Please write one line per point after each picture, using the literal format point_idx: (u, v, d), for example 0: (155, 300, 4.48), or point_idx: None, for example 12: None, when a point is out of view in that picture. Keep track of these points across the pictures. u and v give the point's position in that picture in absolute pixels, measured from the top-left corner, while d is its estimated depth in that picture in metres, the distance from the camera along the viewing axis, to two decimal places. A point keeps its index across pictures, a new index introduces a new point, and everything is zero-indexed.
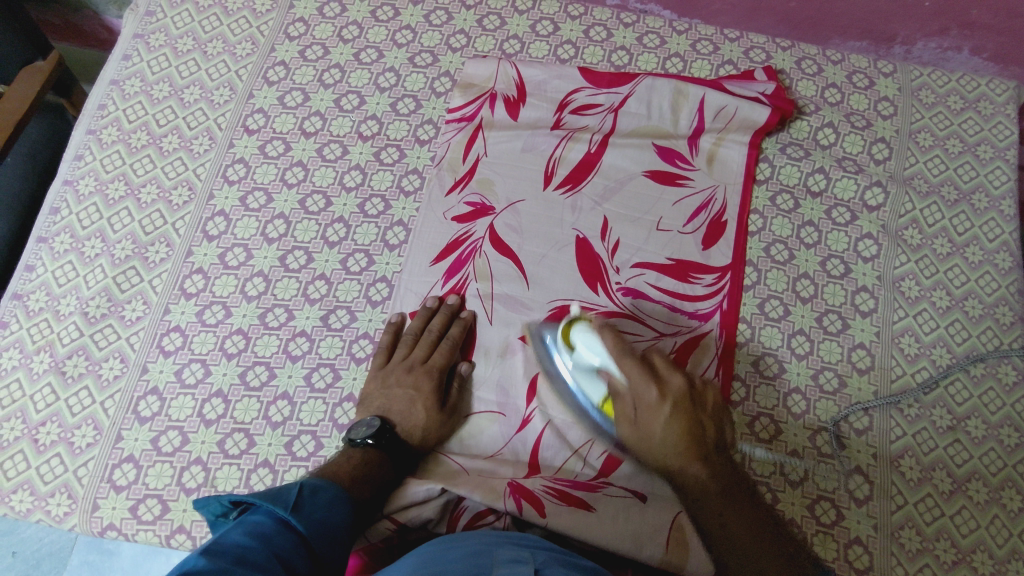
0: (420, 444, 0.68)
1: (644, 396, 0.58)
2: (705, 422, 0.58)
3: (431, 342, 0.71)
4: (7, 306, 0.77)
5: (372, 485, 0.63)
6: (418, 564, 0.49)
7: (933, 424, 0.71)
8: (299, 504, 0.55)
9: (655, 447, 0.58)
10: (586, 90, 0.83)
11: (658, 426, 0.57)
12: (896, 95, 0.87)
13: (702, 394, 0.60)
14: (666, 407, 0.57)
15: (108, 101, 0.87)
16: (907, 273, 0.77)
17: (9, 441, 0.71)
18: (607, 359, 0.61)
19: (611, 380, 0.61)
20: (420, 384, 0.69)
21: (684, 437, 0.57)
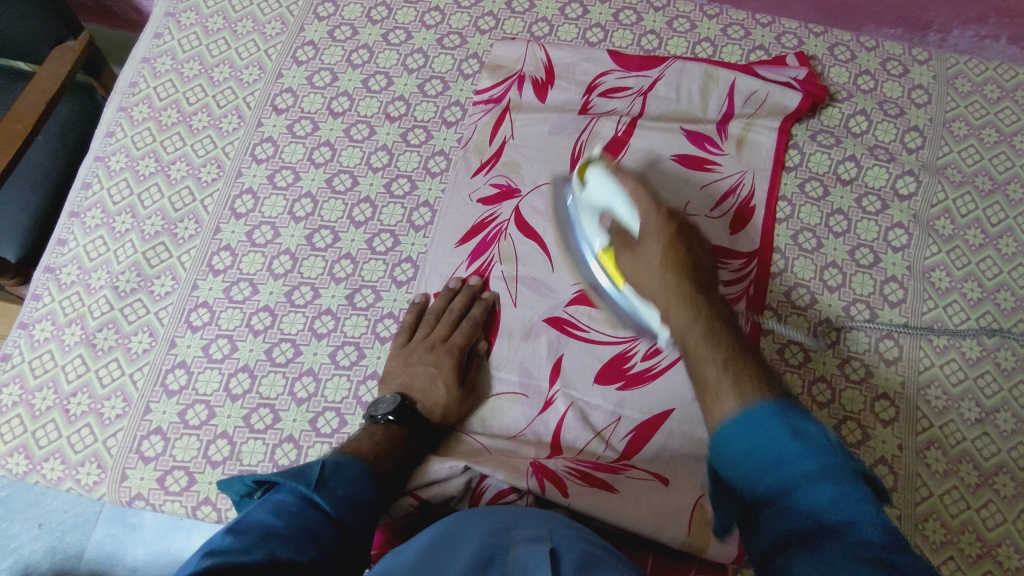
0: (442, 421, 0.68)
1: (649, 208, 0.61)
2: (701, 255, 0.59)
3: (452, 320, 0.71)
4: (40, 278, 0.78)
5: (395, 460, 0.63)
6: (435, 539, 0.50)
7: (961, 417, 0.70)
8: (322, 481, 0.55)
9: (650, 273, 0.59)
10: (615, 73, 0.83)
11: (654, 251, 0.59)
12: (930, 83, 0.85)
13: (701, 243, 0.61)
14: (670, 225, 0.60)
15: (139, 78, 0.88)
16: (937, 264, 0.76)
17: (41, 410, 0.72)
18: (614, 195, 0.64)
19: (615, 218, 0.64)
20: (441, 361, 0.69)
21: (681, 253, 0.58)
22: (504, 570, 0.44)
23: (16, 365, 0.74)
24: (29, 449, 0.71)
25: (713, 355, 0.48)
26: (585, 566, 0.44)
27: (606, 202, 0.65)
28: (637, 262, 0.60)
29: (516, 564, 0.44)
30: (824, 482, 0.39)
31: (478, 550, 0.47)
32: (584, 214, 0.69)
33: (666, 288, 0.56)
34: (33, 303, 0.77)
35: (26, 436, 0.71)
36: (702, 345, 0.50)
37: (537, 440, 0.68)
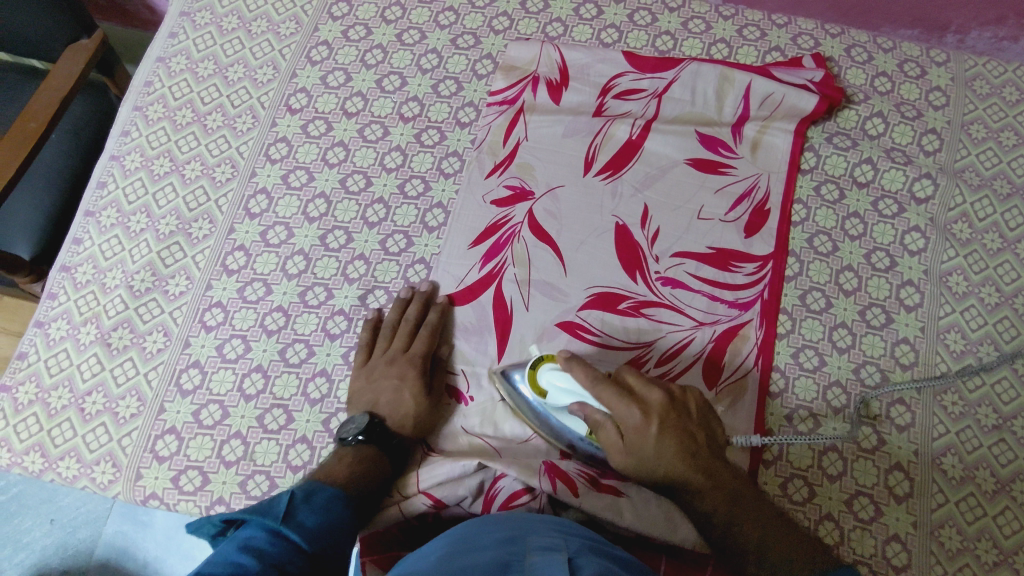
0: (415, 431, 0.68)
1: (628, 421, 0.60)
2: (694, 433, 0.61)
3: (410, 330, 0.71)
4: (55, 278, 0.79)
5: (366, 477, 0.63)
6: (448, 549, 0.50)
7: (978, 423, 0.69)
8: (290, 513, 0.55)
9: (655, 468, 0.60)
10: (630, 75, 0.82)
11: (650, 444, 0.59)
12: (948, 85, 0.84)
13: (682, 399, 0.62)
14: (654, 428, 0.59)
15: (154, 78, 0.88)
16: (955, 268, 0.76)
17: (57, 409, 0.72)
18: (583, 392, 0.61)
19: (590, 412, 0.61)
20: (404, 371, 0.69)
21: (678, 454, 0.59)
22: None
23: (32, 363, 0.75)
24: (45, 447, 0.71)
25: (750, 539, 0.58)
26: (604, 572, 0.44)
27: (576, 397, 0.62)
28: (633, 456, 0.60)
29: (531, 569, 0.44)
30: None
31: (492, 559, 0.47)
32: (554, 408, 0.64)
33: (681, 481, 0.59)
34: (49, 302, 0.77)
35: (42, 434, 0.72)
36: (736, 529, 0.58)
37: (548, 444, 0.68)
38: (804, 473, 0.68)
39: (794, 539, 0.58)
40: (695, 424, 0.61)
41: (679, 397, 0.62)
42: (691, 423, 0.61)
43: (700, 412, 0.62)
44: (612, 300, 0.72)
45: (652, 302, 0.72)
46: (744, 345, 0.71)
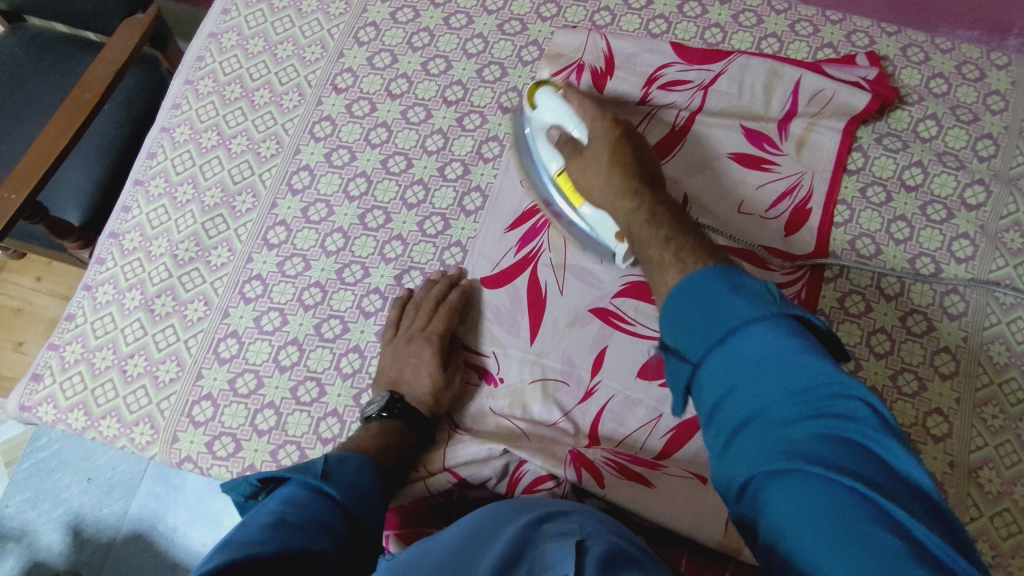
0: (435, 407, 0.68)
1: (597, 128, 0.70)
2: (643, 160, 0.67)
3: (431, 309, 0.71)
4: (104, 243, 0.81)
5: (390, 448, 0.63)
6: (467, 533, 0.51)
7: (1018, 437, 0.67)
8: (328, 473, 0.55)
9: (600, 180, 0.68)
10: (677, 66, 0.81)
11: (602, 157, 0.68)
12: (1009, 89, 0.82)
13: (644, 146, 0.69)
14: (613, 138, 0.69)
15: (206, 53, 0.90)
16: (1004, 278, 0.74)
17: (101, 369, 0.75)
18: (567, 117, 0.72)
19: (569, 138, 0.72)
20: (422, 351, 0.69)
21: (624, 167, 0.66)
22: (533, 565, 0.44)
23: (79, 325, 0.77)
24: (88, 406, 0.74)
25: (639, 230, 0.62)
26: (617, 561, 0.43)
27: (561, 121, 0.72)
28: (583, 166, 0.69)
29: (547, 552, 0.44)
30: (760, 331, 0.46)
31: (510, 544, 0.47)
32: (541, 138, 0.76)
33: (616, 187, 0.66)
34: (97, 267, 0.80)
35: (85, 393, 0.74)
36: (644, 228, 0.61)
37: (575, 431, 0.68)
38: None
39: (707, 250, 0.55)
40: (647, 162, 0.68)
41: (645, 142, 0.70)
42: (643, 157, 0.68)
43: (656, 164, 0.69)
44: (646, 290, 0.72)
45: None
46: None
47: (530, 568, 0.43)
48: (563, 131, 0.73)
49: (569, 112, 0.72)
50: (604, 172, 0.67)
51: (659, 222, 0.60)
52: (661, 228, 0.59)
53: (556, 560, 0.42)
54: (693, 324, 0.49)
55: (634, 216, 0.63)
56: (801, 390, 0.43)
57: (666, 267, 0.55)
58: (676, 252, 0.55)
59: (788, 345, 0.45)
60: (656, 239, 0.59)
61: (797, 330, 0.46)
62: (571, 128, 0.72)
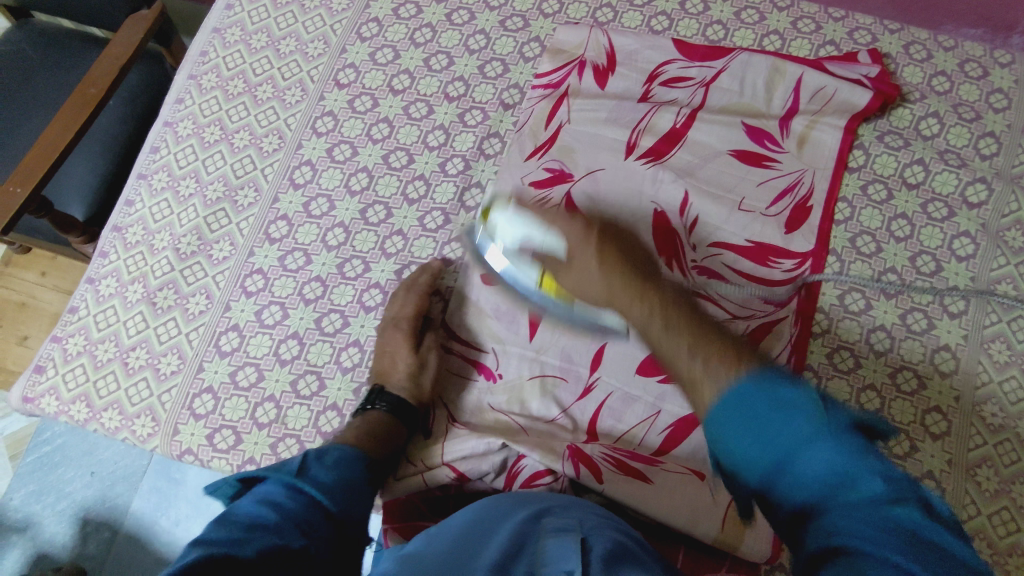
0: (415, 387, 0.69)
1: (572, 232, 0.59)
2: (634, 256, 0.59)
3: (399, 301, 0.73)
4: (107, 237, 0.82)
5: (373, 437, 0.64)
6: (464, 529, 0.51)
7: (1017, 436, 0.67)
8: (306, 469, 0.56)
9: (595, 290, 0.56)
10: (678, 63, 0.82)
11: (589, 265, 0.57)
12: (1011, 87, 0.81)
13: (625, 241, 0.60)
14: (592, 245, 0.58)
15: (209, 48, 0.90)
16: (1005, 276, 0.73)
17: (103, 362, 0.75)
18: (528, 228, 0.62)
19: (539, 250, 0.62)
20: (390, 339, 0.71)
21: (617, 270, 0.55)
22: (534, 559, 0.44)
23: (82, 317, 0.78)
24: (90, 398, 0.74)
25: (665, 340, 0.50)
26: (618, 556, 0.44)
27: (521, 236, 0.63)
28: (574, 279, 0.58)
29: (545, 552, 0.44)
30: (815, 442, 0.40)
31: (505, 540, 0.47)
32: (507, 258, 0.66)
33: (617, 292, 0.55)
34: (100, 260, 0.80)
35: (88, 385, 0.75)
36: (668, 333, 0.50)
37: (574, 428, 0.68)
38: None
39: (735, 345, 0.47)
40: (636, 258, 0.58)
41: (622, 233, 0.62)
42: (630, 255, 0.58)
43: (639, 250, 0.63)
44: None
45: None
46: (777, 343, 0.70)
47: (531, 562, 0.44)
48: (530, 241, 0.62)
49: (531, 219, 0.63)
50: (597, 274, 0.56)
51: (677, 320, 0.50)
52: (681, 331, 0.49)
53: (557, 556, 0.43)
54: (738, 425, 0.43)
55: (648, 320, 0.52)
56: (862, 498, 0.38)
57: (702, 379, 0.46)
58: (704, 360, 0.46)
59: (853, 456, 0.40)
60: (685, 346, 0.48)
61: (849, 432, 0.41)
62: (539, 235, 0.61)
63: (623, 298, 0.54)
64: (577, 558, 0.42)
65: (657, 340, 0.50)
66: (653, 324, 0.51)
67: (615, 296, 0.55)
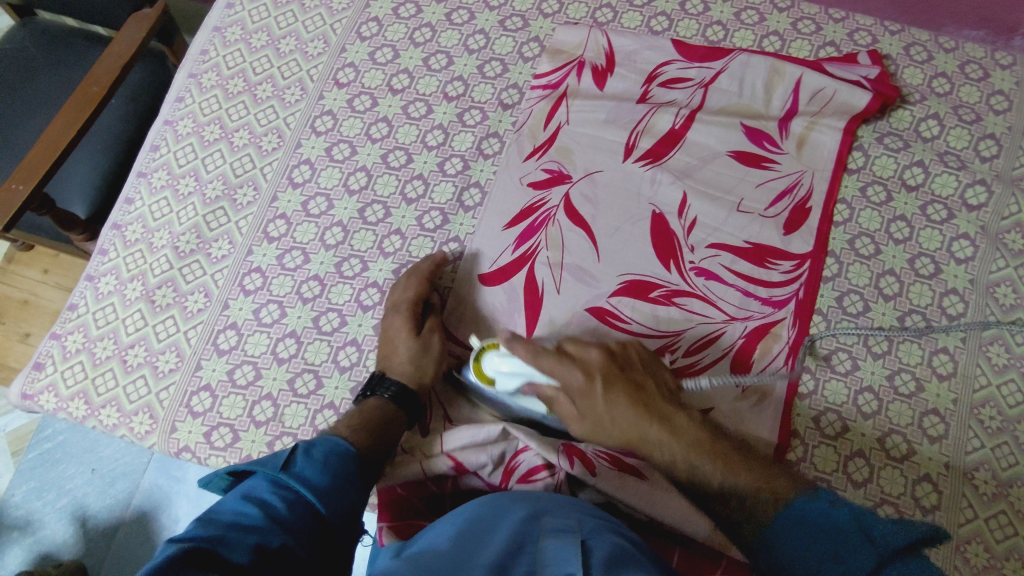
0: (415, 371, 0.67)
1: (573, 384, 0.62)
2: (638, 379, 0.63)
3: (403, 287, 0.73)
4: (107, 234, 0.82)
5: (368, 428, 0.63)
6: (465, 527, 0.51)
7: (1015, 440, 0.67)
8: (290, 463, 0.56)
9: (613, 431, 0.62)
10: (677, 63, 0.82)
11: (602, 404, 0.62)
12: (1012, 90, 0.81)
13: (622, 355, 0.65)
14: (600, 390, 0.62)
15: (210, 47, 0.91)
16: (1004, 279, 0.73)
17: (102, 359, 0.76)
18: (528, 371, 0.63)
19: (540, 389, 0.64)
20: (392, 322, 0.70)
21: (631, 408, 0.61)
22: (534, 558, 0.46)
23: (81, 315, 0.78)
24: (89, 395, 0.74)
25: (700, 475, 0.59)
26: (619, 556, 0.46)
27: (522, 380, 0.64)
28: (591, 416, 0.62)
29: (546, 559, 0.45)
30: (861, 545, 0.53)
31: (509, 534, 0.48)
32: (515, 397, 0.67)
33: (636, 438, 0.61)
34: (100, 258, 0.81)
35: (86, 382, 0.75)
36: (700, 469, 0.58)
37: None
38: (828, 479, 0.66)
39: (748, 460, 0.59)
40: (641, 376, 0.63)
41: (621, 352, 0.65)
42: (636, 373, 0.63)
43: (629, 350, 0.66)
44: (644, 288, 0.72)
45: (681, 291, 0.72)
46: (774, 344, 0.70)
47: (531, 562, 0.46)
48: (536, 384, 0.64)
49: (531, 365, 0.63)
50: (625, 424, 0.61)
51: (706, 457, 0.59)
52: (712, 467, 0.58)
53: (558, 560, 0.44)
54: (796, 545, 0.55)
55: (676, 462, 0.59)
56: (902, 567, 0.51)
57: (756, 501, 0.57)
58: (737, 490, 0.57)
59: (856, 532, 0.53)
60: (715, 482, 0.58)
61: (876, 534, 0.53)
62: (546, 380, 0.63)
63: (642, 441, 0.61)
64: (577, 561, 0.44)
65: (691, 475, 0.59)
66: (686, 463, 0.59)
67: (638, 434, 0.61)
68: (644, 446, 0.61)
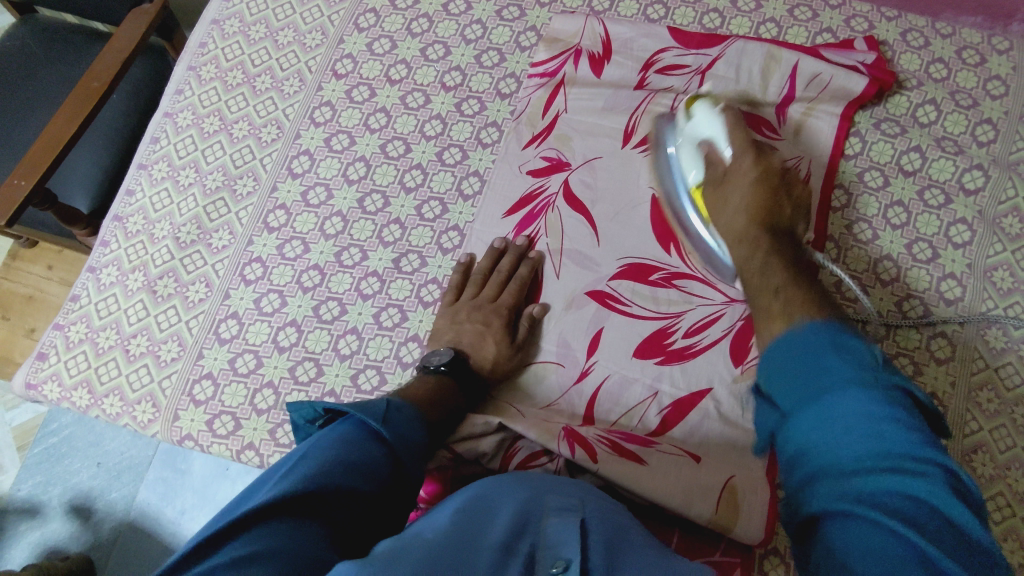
0: (491, 375, 0.70)
1: (740, 164, 0.66)
2: (785, 205, 0.64)
3: (501, 280, 0.73)
4: (109, 226, 0.83)
5: (442, 406, 0.63)
6: (468, 500, 0.50)
7: (1013, 422, 0.67)
8: (388, 417, 0.54)
9: (731, 213, 0.66)
10: (674, 50, 0.82)
11: (740, 188, 0.66)
12: (1010, 74, 0.81)
13: (794, 187, 0.65)
14: (755, 176, 0.65)
15: (208, 39, 0.91)
16: (1001, 263, 0.73)
17: (105, 348, 0.76)
18: (720, 133, 0.69)
19: (716, 153, 0.69)
20: (489, 319, 0.71)
21: (759, 205, 0.64)
22: (537, 539, 0.46)
23: (83, 305, 0.79)
24: (92, 384, 0.75)
25: (752, 272, 0.61)
26: (614, 547, 0.47)
27: (712, 136, 0.69)
28: (718, 193, 0.67)
29: (551, 541, 0.45)
30: (851, 391, 0.45)
31: (512, 515, 0.48)
32: (684, 146, 0.72)
33: (742, 230, 0.64)
34: (102, 249, 0.81)
35: (89, 372, 0.76)
36: (755, 272, 0.60)
37: (571, 411, 0.68)
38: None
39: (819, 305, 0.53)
40: (789, 205, 0.65)
41: (796, 182, 0.66)
42: (787, 204, 0.65)
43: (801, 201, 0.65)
44: (643, 271, 0.72)
45: (682, 274, 0.72)
46: None
47: (534, 543, 0.46)
48: (713, 147, 0.69)
49: (724, 128, 0.68)
50: (735, 210, 0.65)
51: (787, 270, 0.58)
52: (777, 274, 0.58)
53: (560, 543, 0.45)
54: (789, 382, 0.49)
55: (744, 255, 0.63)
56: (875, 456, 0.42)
57: (775, 316, 0.54)
58: (787, 305, 0.54)
59: (886, 413, 0.44)
60: (768, 287, 0.57)
61: (900, 396, 0.45)
62: (721, 149, 0.68)
63: (741, 228, 0.64)
64: (577, 546, 0.45)
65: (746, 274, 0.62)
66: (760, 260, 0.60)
67: (743, 229, 0.64)
68: (738, 237, 0.64)
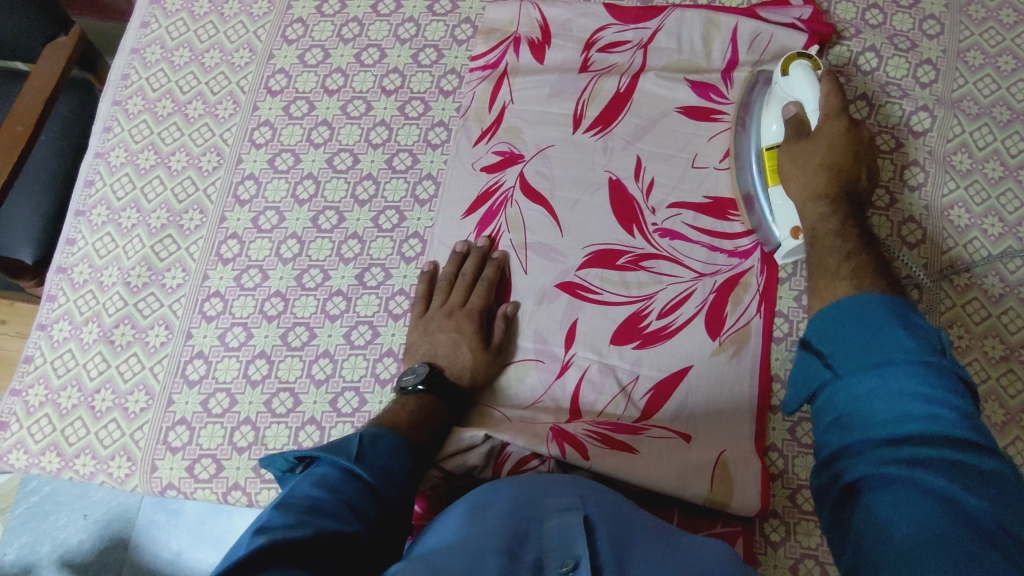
0: (472, 383, 0.68)
1: (831, 134, 0.64)
2: (862, 173, 0.65)
3: (467, 285, 0.71)
4: (53, 279, 0.79)
5: (423, 425, 0.62)
6: (469, 514, 0.50)
7: (985, 355, 0.68)
8: (362, 453, 0.54)
9: (809, 170, 0.64)
10: (613, 27, 0.80)
11: (822, 152, 0.64)
12: (943, 12, 0.82)
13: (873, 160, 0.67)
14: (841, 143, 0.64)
15: (131, 70, 0.87)
16: (956, 201, 0.74)
17: (68, 409, 0.73)
18: (812, 95, 0.66)
19: (801, 115, 0.67)
20: (461, 325, 0.69)
21: (839, 174, 0.63)
22: (541, 545, 0.46)
23: (38, 366, 0.75)
24: (60, 447, 0.72)
25: (821, 233, 0.62)
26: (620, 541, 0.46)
27: (801, 97, 0.67)
28: (796, 153, 0.65)
29: (551, 545, 0.45)
30: (912, 369, 0.45)
31: (511, 523, 0.47)
32: (771, 103, 0.71)
33: (813, 193, 0.64)
34: (50, 305, 0.78)
35: (55, 434, 0.73)
36: (828, 236, 0.61)
37: (556, 408, 0.68)
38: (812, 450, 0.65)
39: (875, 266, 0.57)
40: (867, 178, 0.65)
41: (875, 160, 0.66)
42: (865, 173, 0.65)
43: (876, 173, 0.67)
44: (610, 256, 0.72)
45: (649, 254, 0.71)
46: (745, 294, 0.69)
47: (539, 550, 0.45)
48: (801, 108, 0.67)
49: (818, 94, 0.66)
50: (811, 171, 0.64)
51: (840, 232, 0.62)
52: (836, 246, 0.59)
53: (567, 546, 0.44)
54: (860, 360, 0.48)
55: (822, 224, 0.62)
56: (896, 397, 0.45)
57: (842, 280, 0.56)
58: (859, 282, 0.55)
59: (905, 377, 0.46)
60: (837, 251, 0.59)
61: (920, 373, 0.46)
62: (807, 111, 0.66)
63: (820, 188, 0.63)
64: (583, 542, 0.44)
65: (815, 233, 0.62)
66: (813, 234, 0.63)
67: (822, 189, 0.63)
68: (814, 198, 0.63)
